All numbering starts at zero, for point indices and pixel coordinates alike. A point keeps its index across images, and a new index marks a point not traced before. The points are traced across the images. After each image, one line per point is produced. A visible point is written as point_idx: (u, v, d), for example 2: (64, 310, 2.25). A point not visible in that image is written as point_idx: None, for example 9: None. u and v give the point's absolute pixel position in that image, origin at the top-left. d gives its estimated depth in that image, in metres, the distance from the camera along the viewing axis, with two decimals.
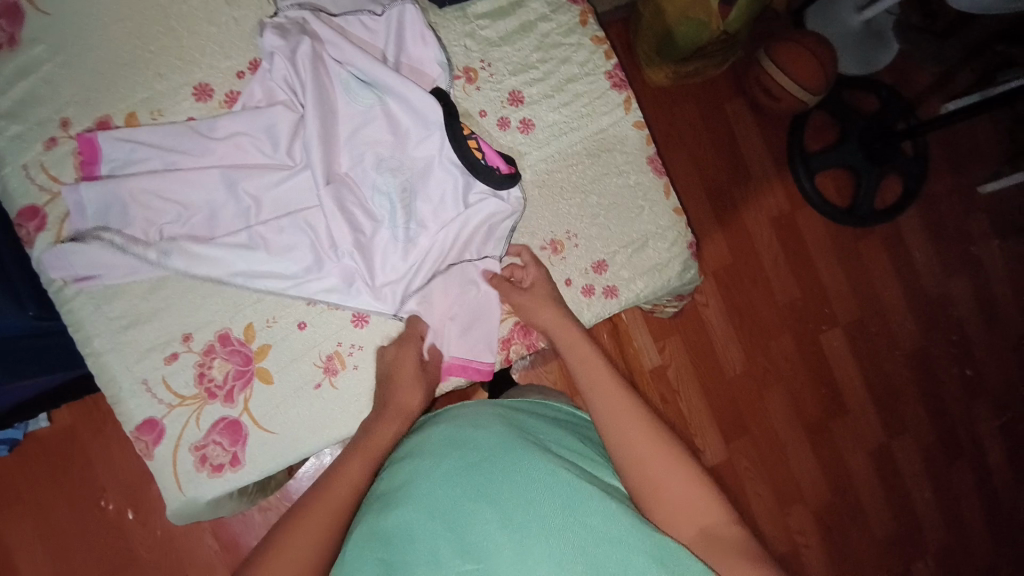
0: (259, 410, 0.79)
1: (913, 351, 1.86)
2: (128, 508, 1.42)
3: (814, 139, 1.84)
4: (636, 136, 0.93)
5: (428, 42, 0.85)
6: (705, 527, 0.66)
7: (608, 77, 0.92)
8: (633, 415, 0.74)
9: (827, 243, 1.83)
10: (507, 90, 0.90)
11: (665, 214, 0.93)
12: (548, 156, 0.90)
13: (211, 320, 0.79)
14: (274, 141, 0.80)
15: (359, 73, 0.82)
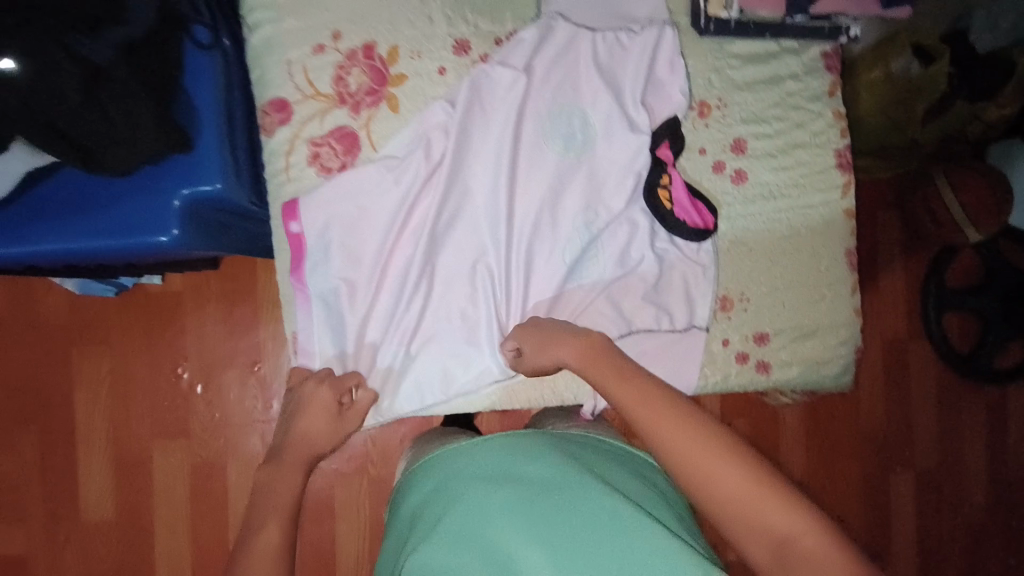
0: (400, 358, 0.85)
1: (975, 523, 1.75)
2: (198, 382, 1.50)
3: (956, 275, 1.74)
4: (842, 223, 0.90)
5: (677, 72, 0.85)
6: (783, 542, 0.54)
7: (836, 155, 0.90)
8: (679, 415, 0.64)
9: (932, 382, 1.74)
10: (733, 136, 0.88)
11: (845, 309, 0.90)
12: (748, 212, 0.89)
13: (373, 279, 0.83)
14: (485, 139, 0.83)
15: (606, 82, 0.84)
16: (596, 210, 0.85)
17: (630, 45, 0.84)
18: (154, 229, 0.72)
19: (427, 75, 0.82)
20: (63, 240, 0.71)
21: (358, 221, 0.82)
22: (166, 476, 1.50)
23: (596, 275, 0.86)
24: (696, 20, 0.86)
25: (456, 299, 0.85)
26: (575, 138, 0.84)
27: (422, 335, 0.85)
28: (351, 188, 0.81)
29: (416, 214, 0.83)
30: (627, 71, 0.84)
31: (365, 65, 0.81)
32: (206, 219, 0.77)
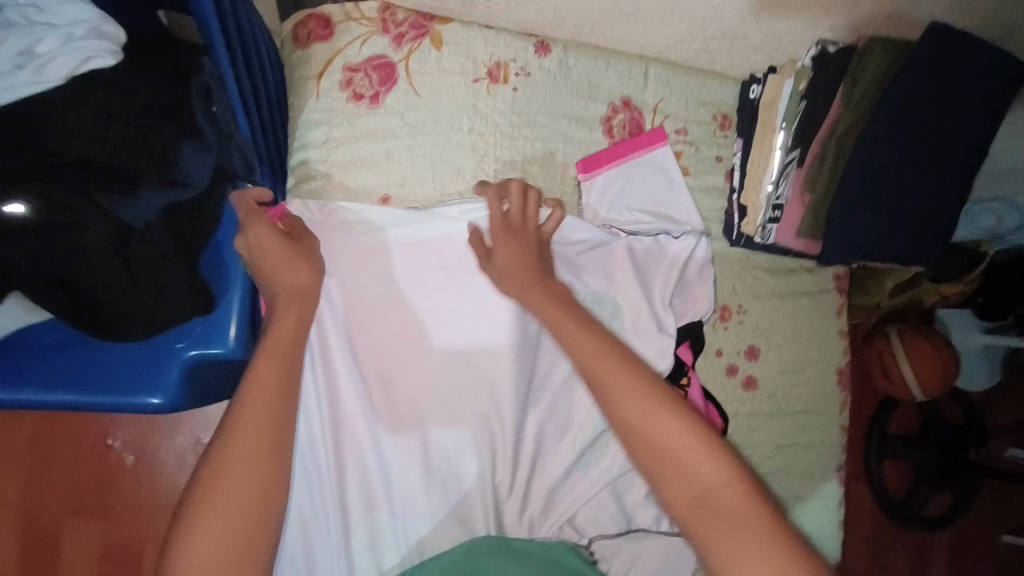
0: (385, 539, 0.77)
1: None
2: (130, 453, 1.26)
3: (900, 423, 1.84)
4: (837, 437, 0.94)
5: (709, 283, 0.87)
6: (703, 492, 0.55)
7: (838, 372, 0.94)
8: (652, 397, 0.59)
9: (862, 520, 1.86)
10: (748, 342, 0.91)
11: (831, 521, 0.93)
12: (754, 418, 0.91)
13: (375, 434, 0.79)
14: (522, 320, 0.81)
15: (641, 279, 0.84)
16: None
17: (668, 247, 0.85)
18: (147, 389, 0.65)
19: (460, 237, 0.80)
20: (29, 393, 0.62)
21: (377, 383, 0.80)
22: (77, 564, 1.24)
23: (602, 471, 0.83)
24: (728, 231, 0.90)
25: (457, 479, 0.80)
26: (606, 328, 0.83)
27: (414, 511, 0.79)
28: (362, 327, 0.79)
29: (428, 378, 0.80)
30: (662, 272, 0.85)
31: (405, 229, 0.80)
32: (207, 376, 0.70)
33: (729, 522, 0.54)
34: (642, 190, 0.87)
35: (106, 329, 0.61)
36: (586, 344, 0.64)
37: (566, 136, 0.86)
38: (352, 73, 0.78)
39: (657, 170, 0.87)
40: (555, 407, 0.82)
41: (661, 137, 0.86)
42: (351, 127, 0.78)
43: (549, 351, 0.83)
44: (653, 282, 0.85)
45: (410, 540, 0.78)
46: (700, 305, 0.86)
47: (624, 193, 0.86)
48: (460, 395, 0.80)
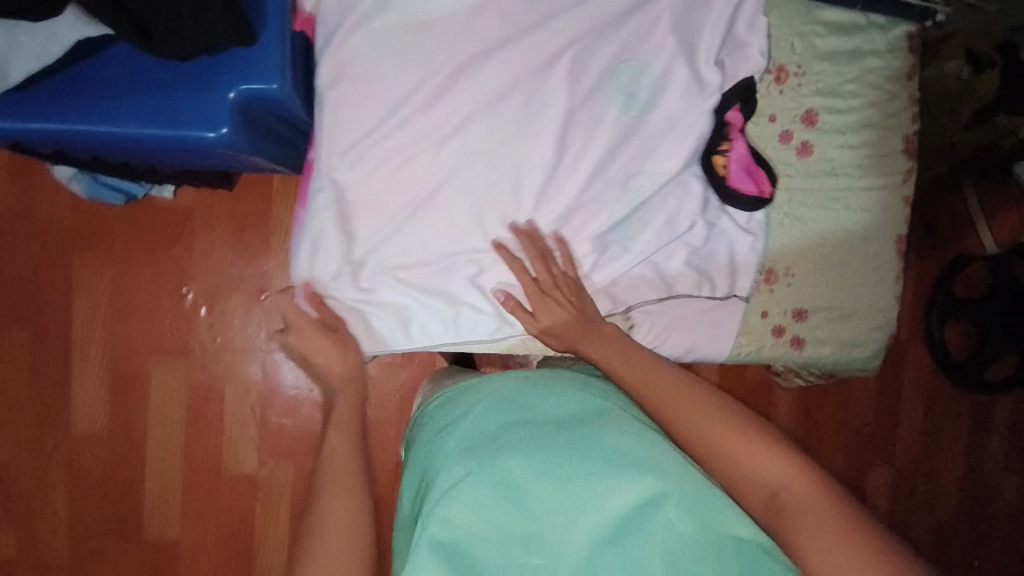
0: (425, 287, 0.83)
1: (942, 520, 1.86)
2: (203, 302, 1.30)
3: (967, 287, 1.77)
4: (897, 209, 0.89)
5: (759, 41, 0.82)
6: (772, 488, 0.62)
7: (904, 142, 0.88)
8: (709, 406, 0.69)
9: (921, 384, 1.83)
10: (806, 106, 0.85)
11: (885, 294, 0.90)
12: (809, 188, 0.87)
13: (408, 201, 0.77)
14: (546, 90, 0.76)
15: (680, 35, 0.78)
16: (648, 176, 0.80)
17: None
18: (202, 121, 0.69)
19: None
20: (102, 124, 0.68)
21: (396, 165, 0.75)
22: (163, 400, 1.32)
23: (631, 242, 0.83)
24: None
25: (487, 247, 0.81)
26: (638, 98, 0.79)
27: (436, 285, 0.83)
28: (383, 92, 0.73)
29: (460, 141, 0.76)
30: (708, 22, 0.79)
31: None
32: (256, 119, 0.74)
33: (797, 512, 0.60)
34: None
35: (150, 47, 0.63)
36: (641, 375, 0.75)
37: None
38: None
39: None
40: (596, 173, 0.80)
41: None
42: None
43: (579, 117, 0.78)
44: (693, 40, 0.79)
45: (450, 293, 0.84)
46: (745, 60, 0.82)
47: None
48: (478, 176, 0.77)
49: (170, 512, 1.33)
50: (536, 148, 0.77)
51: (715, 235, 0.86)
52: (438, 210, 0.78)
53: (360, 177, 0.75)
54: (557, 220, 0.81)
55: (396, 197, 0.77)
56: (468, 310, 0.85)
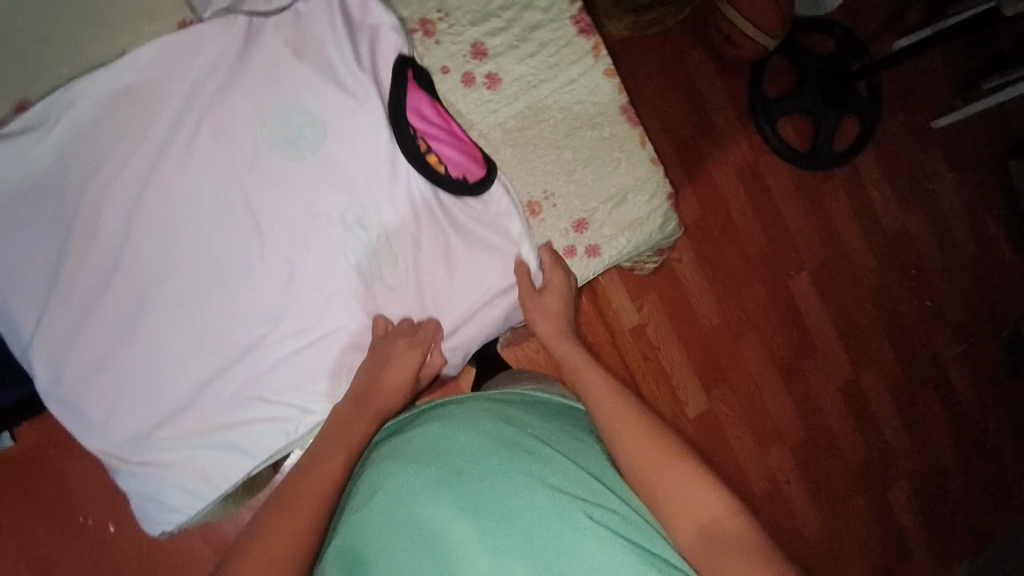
0: (198, 431, 0.73)
1: (876, 289, 1.90)
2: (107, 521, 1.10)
3: (773, 83, 1.79)
4: (607, 85, 0.88)
5: (387, 23, 0.78)
6: (703, 524, 0.65)
7: (574, 24, 0.86)
8: (655, 435, 0.71)
9: (787, 182, 1.82)
10: (468, 41, 0.83)
11: (642, 164, 0.89)
12: (518, 111, 0.86)
13: (139, 351, 0.72)
14: (198, 178, 0.73)
15: (309, 60, 0.75)
16: (361, 205, 0.77)
17: (313, 16, 0.76)
18: None
19: (89, 112, 0.70)
20: None
21: (95, 330, 0.71)
22: None
23: (386, 268, 0.78)
24: None
25: (238, 356, 0.74)
26: (304, 140, 0.75)
27: (210, 424, 0.73)
28: (53, 264, 0.70)
29: (152, 267, 0.72)
30: (318, 29, 0.75)
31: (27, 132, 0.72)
32: None
33: (721, 543, 0.63)
34: None
35: None
36: (602, 398, 0.76)
37: None
38: None
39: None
40: (302, 228, 0.75)
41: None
42: None
43: (253, 185, 0.74)
44: (325, 57, 0.75)
45: (229, 423, 0.73)
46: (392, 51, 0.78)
47: None
48: (187, 299, 0.73)
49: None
50: (226, 241, 0.73)
51: (455, 215, 0.81)
52: (170, 350, 0.73)
53: (85, 350, 0.71)
54: (290, 289, 0.75)
55: (115, 361, 0.72)
56: (263, 429, 0.74)
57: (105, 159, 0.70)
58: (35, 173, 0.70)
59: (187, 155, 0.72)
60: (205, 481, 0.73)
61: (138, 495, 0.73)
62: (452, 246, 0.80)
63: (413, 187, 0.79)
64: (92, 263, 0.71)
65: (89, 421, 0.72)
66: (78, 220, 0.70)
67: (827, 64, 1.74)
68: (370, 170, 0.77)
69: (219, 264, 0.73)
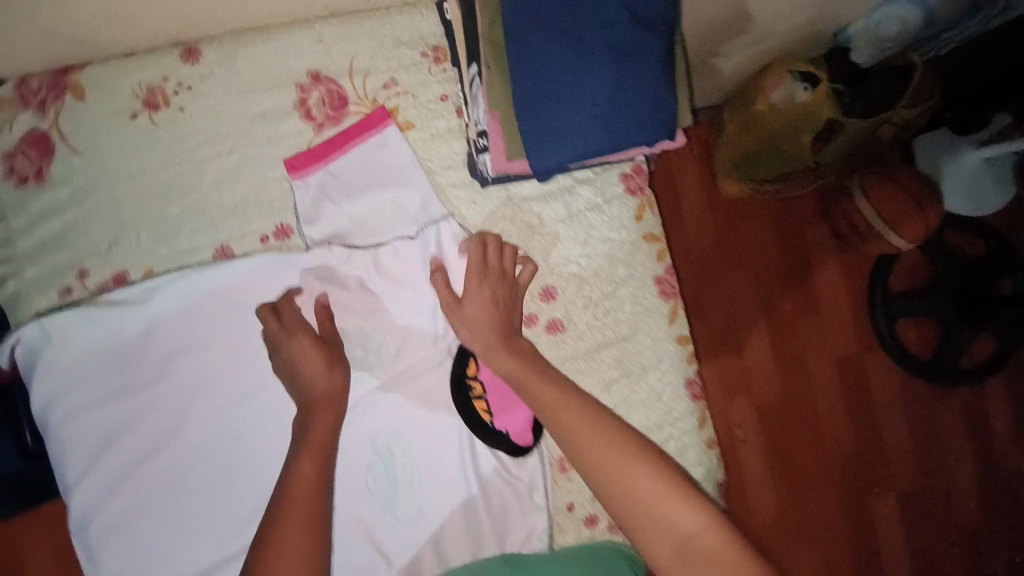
0: None
1: (979, 543, 1.52)
2: None
3: (900, 278, 1.51)
4: (676, 351, 0.83)
5: (468, 256, 0.80)
6: (684, 539, 0.62)
7: (657, 283, 0.83)
8: (619, 450, 0.66)
9: (895, 395, 1.52)
10: (541, 283, 0.82)
11: (692, 446, 0.82)
12: (574, 361, 0.81)
13: (161, 517, 0.76)
14: (264, 371, 0.78)
15: (393, 290, 0.81)
16: (397, 432, 0.80)
17: (408, 251, 0.80)
18: None
19: (193, 293, 0.77)
20: None
21: (126, 487, 0.75)
22: None
23: (404, 501, 0.79)
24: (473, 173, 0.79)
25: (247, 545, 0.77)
26: (366, 363, 0.80)
27: None
28: (114, 423, 0.76)
29: (197, 445, 0.77)
30: (400, 253, 0.80)
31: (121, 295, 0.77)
32: None
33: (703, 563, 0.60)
34: (368, 171, 0.79)
35: None
36: (548, 401, 0.70)
37: (265, 137, 0.78)
38: (10, 159, 0.74)
39: (383, 155, 0.79)
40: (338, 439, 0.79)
41: (383, 118, 0.78)
42: (24, 213, 0.74)
43: None
44: (406, 292, 0.81)
45: None
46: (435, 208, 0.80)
47: (343, 182, 0.79)
48: (217, 482, 0.77)
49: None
50: (263, 438, 0.78)
51: (481, 462, 0.82)
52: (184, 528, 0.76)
53: (114, 506, 0.75)
54: None
55: (137, 521, 0.76)
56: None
57: (185, 342, 0.77)
58: (127, 339, 0.76)
59: (263, 353, 0.78)
60: None
61: None
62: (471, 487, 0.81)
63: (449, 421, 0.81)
64: (148, 430, 0.76)
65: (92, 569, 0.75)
66: (145, 388, 0.76)
67: (974, 271, 1.43)
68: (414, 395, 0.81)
69: (249, 459, 0.77)
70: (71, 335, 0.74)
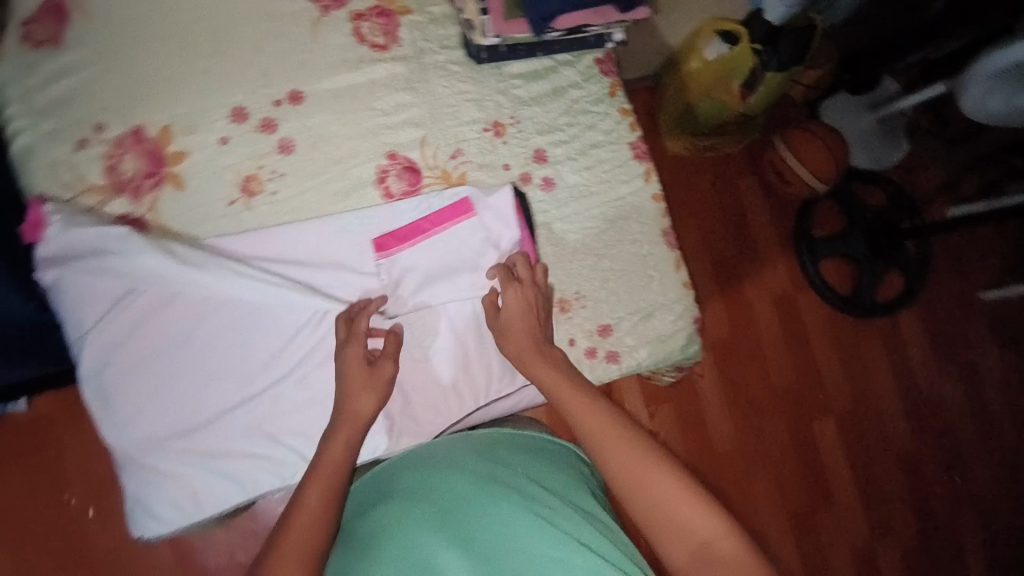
0: (217, 449, 0.79)
1: (904, 451, 1.70)
2: (89, 506, 1.17)
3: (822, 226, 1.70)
4: (652, 208, 0.95)
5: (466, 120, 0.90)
6: (700, 545, 0.63)
7: (631, 148, 0.95)
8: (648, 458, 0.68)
9: (825, 330, 1.69)
10: (532, 147, 0.92)
11: (673, 286, 0.94)
12: (565, 215, 0.93)
13: (181, 368, 0.78)
14: (282, 230, 0.82)
15: (401, 150, 0.88)
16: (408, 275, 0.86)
17: (413, 117, 0.88)
18: None
19: (211, 145, 0.80)
20: None
21: (142, 340, 0.77)
22: None
23: (420, 346, 0.86)
24: (469, 51, 0.89)
25: (268, 389, 0.81)
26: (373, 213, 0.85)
27: (220, 448, 0.79)
28: (132, 280, 0.76)
29: (218, 300, 0.79)
30: (408, 121, 0.88)
31: (136, 151, 0.78)
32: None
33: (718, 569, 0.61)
34: (381, 81, 0.88)
35: None
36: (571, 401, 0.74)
37: (272, 14, 0.84)
38: (29, 27, 0.77)
39: (390, 44, 0.88)
40: (348, 278, 0.84)
41: (416, 178, 0.88)
42: (40, 72, 0.76)
43: (321, 242, 0.84)
44: (406, 152, 0.88)
45: (246, 448, 0.80)
46: (467, 196, 0.88)
47: (354, 59, 0.87)
48: (238, 333, 0.80)
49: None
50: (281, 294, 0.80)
51: (490, 302, 0.88)
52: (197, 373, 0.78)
53: (131, 359, 0.76)
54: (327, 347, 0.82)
55: (157, 372, 0.77)
56: (266, 466, 0.80)
57: (201, 198, 0.80)
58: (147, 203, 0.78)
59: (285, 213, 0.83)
60: (193, 500, 0.78)
61: (134, 493, 0.78)
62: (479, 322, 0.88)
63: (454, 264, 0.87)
64: (169, 286, 0.77)
65: (109, 417, 0.77)
66: (151, 249, 0.75)
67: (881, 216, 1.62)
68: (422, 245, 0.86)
69: (270, 312, 0.81)
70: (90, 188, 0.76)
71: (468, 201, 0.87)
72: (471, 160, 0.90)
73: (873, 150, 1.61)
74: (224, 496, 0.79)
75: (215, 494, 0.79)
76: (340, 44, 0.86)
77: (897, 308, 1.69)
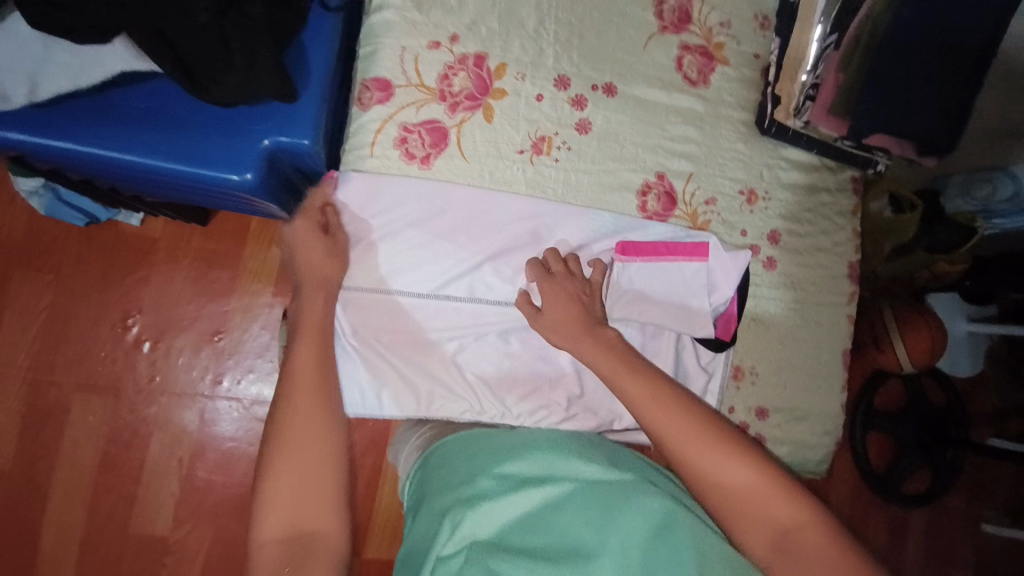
0: (410, 358, 0.83)
1: None
2: (148, 339, 1.32)
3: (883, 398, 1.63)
4: (844, 325, 1.00)
5: (729, 176, 0.96)
6: (786, 537, 0.61)
7: (849, 267, 1.01)
8: (718, 439, 0.67)
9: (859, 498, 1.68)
10: (771, 226, 0.97)
11: (834, 402, 0.98)
12: (772, 295, 0.97)
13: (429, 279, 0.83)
14: (543, 196, 0.86)
15: (670, 176, 0.93)
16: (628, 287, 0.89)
17: (688, 151, 0.94)
18: (228, 164, 0.71)
19: (528, 96, 0.86)
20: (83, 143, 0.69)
21: (418, 246, 0.82)
22: (80, 437, 1.29)
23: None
24: (760, 121, 0.97)
25: (478, 327, 0.84)
26: (622, 219, 0.89)
27: (415, 361, 0.83)
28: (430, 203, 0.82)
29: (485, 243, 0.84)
30: (684, 154, 0.94)
31: (471, 71, 0.84)
32: (279, 169, 0.77)
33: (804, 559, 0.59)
34: (677, 107, 0.94)
35: (196, 90, 0.66)
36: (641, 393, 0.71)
37: (623, 14, 0.92)
38: None
39: (700, 83, 0.95)
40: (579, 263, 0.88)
41: (670, 206, 0.92)
42: None
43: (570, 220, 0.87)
44: (671, 179, 0.93)
45: (435, 372, 0.84)
46: (709, 241, 0.91)
47: (666, 82, 0.93)
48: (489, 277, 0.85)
49: (64, 567, 1.27)
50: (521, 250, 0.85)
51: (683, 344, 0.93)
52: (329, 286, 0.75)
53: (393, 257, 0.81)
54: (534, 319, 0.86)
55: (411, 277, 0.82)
56: (447, 394, 0.84)
57: (498, 134, 0.85)
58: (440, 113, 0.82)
59: (552, 183, 0.87)
60: (375, 395, 0.82)
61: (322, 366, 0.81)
62: (667, 353, 0.92)
63: (669, 293, 0.91)
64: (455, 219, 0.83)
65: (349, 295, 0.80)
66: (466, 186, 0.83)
67: (937, 414, 1.57)
68: (644, 266, 0.89)
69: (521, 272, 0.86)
70: (422, 84, 0.81)
71: (708, 245, 0.91)
72: (719, 211, 0.95)
73: (954, 357, 1.61)
74: (399, 403, 0.83)
75: (395, 399, 0.83)
76: (661, 64, 0.93)
77: (917, 508, 1.61)
